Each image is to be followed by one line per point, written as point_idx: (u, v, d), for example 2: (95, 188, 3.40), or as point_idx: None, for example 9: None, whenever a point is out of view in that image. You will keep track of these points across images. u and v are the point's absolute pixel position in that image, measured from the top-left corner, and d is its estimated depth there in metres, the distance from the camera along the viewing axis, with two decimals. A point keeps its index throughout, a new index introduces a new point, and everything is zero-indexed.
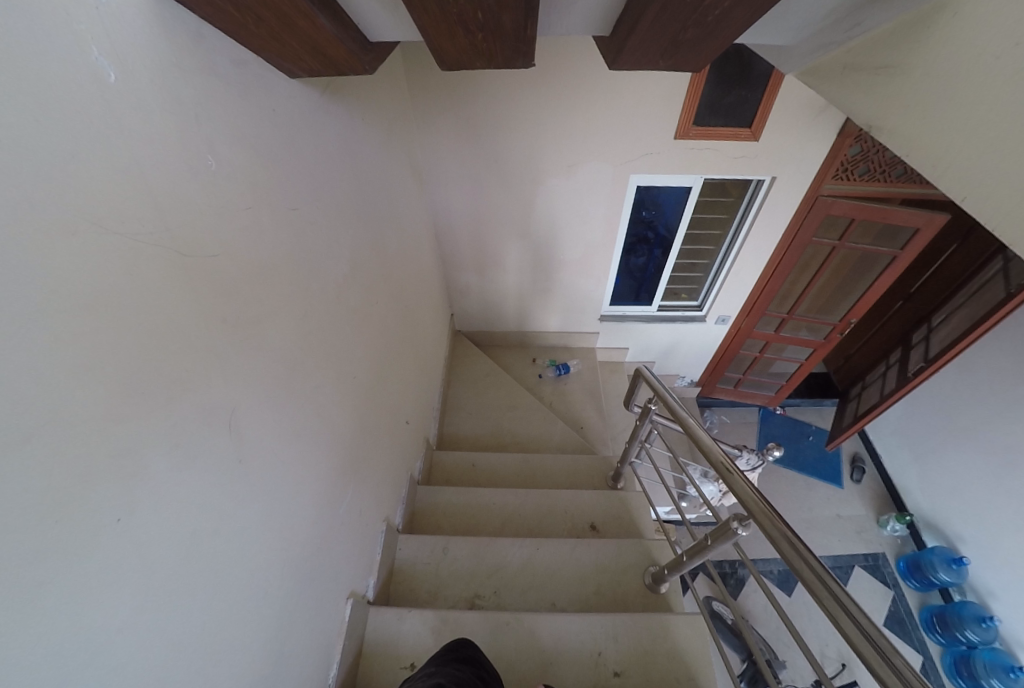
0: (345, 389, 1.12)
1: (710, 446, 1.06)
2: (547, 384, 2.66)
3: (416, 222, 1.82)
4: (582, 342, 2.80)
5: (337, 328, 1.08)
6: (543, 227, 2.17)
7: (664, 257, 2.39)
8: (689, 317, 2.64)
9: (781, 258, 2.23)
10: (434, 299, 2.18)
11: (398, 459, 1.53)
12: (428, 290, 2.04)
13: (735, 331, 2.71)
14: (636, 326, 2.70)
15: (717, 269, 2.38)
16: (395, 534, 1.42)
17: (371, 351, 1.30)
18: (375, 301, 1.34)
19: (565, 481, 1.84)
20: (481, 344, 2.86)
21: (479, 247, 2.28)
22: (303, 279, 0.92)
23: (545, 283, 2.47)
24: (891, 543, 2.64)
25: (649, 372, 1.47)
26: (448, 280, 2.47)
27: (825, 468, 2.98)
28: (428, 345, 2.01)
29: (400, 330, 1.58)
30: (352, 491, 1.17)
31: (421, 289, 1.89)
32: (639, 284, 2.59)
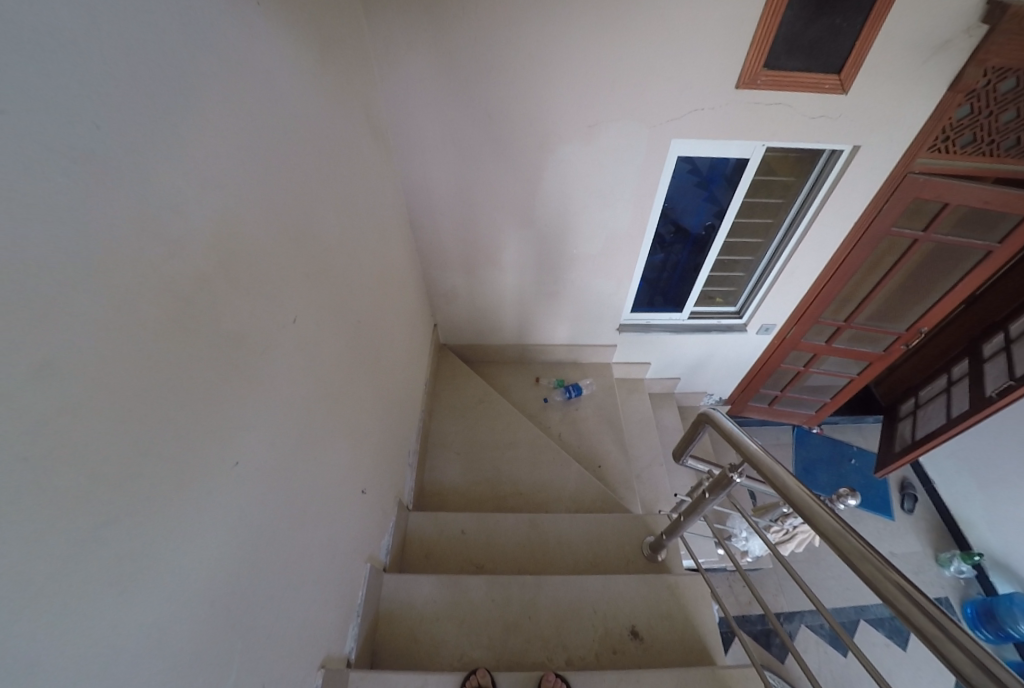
0: (261, 500, 0.63)
1: (854, 543, 0.60)
2: (555, 409, 2.17)
3: (378, 210, 1.33)
4: (594, 357, 2.34)
5: (245, 400, 0.59)
6: (554, 212, 1.70)
7: (704, 252, 1.97)
8: (727, 325, 2.27)
9: (848, 254, 1.89)
10: (409, 306, 1.69)
11: (354, 546, 0.99)
12: (400, 303, 1.55)
13: (779, 342, 2.33)
14: (663, 336, 2.27)
15: (764, 267, 2.03)
16: (345, 674, 0.86)
17: (313, 408, 0.81)
18: (321, 329, 0.87)
19: (588, 555, 1.35)
20: (470, 361, 2.38)
21: (473, 243, 1.82)
22: (163, 329, 0.43)
23: (553, 284, 2.01)
24: (954, 586, 2.27)
25: (725, 420, 0.97)
26: (428, 281, 1.98)
27: (874, 498, 2.59)
28: (401, 370, 1.53)
29: (359, 359, 1.10)
30: (275, 663, 0.67)
31: (388, 302, 1.41)
32: (670, 285, 2.14)
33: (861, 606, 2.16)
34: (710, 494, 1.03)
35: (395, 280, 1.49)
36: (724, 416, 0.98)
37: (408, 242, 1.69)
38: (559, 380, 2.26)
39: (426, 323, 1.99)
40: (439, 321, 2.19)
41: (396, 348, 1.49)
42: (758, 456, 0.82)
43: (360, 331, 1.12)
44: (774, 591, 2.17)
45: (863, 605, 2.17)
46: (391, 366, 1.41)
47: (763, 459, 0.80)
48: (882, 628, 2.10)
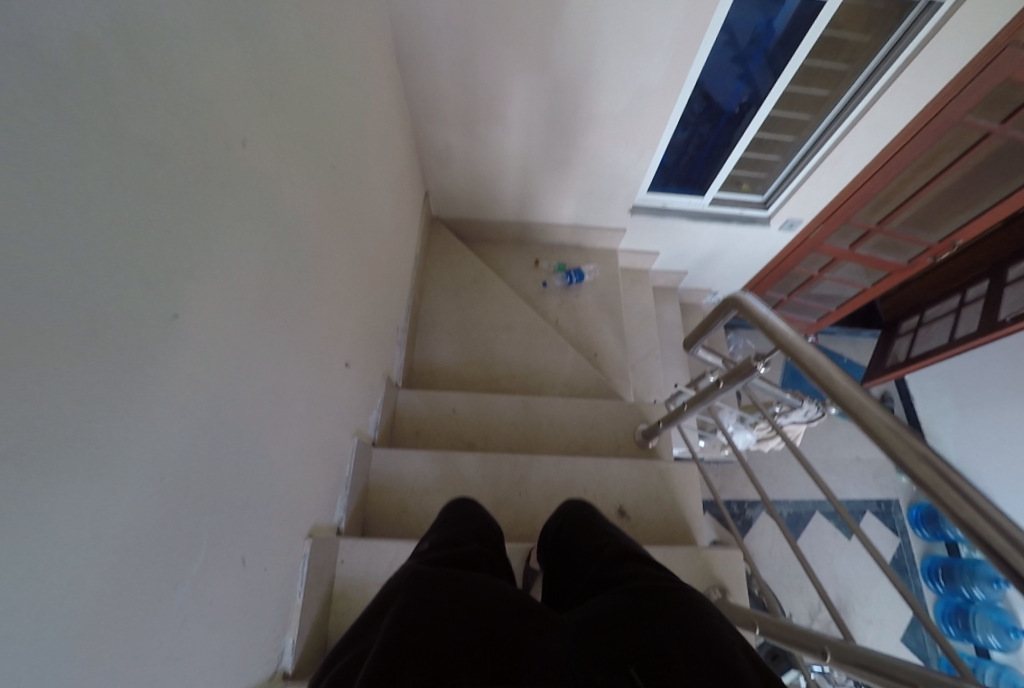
0: (226, 370, 0.52)
1: (912, 444, 0.48)
2: (553, 295, 2.03)
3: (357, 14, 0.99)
4: (600, 242, 2.13)
5: (185, 238, 0.43)
6: (578, 43, 1.34)
7: (739, 129, 1.69)
8: (748, 216, 2.05)
9: (903, 146, 1.63)
10: (397, 164, 1.41)
11: (338, 418, 0.92)
12: (385, 157, 1.28)
13: (800, 241, 2.17)
14: (677, 223, 2.03)
15: (802, 155, 1.80)
16: (337, 541, 0.85)
17: (284, 265, 0.66)
18: (287, 163, 0.66)
19: (580, 438, 1.37)
20: (464, 239, 2.14)
21: (476, 83, 1.46)
22: (5, 83, 0.25)
23: (563, 153, 1.71)
24: (907, 490, 2.45)
25: (758, 304, 0.80)
26: (418, 136, 1.64)
27: None
28: (387, 238, 1.33)
29: (338, 215, 0.91)
30: (275, 535, 0.63)
31: (372, 151, 1.15)
32: (694, 165, 1.89)
33: (818, 500, 2.41)
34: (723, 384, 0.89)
35: (379, 124, 1.20)
36: (757, 299, 0.80)
37: (394, 75, 1.34)
38: (559, 265, 2.07)
39: (417, 188, 1.72)
40: (430, 189, 1.90)
41: (383, 213, 1.28)
42: (800, 348, 0.66)
43: (338, 181, 0.90)
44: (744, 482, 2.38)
45: (820, 499, 2.41)
46: (376, 232, 1.21)
47: (807, 348, 0.66)
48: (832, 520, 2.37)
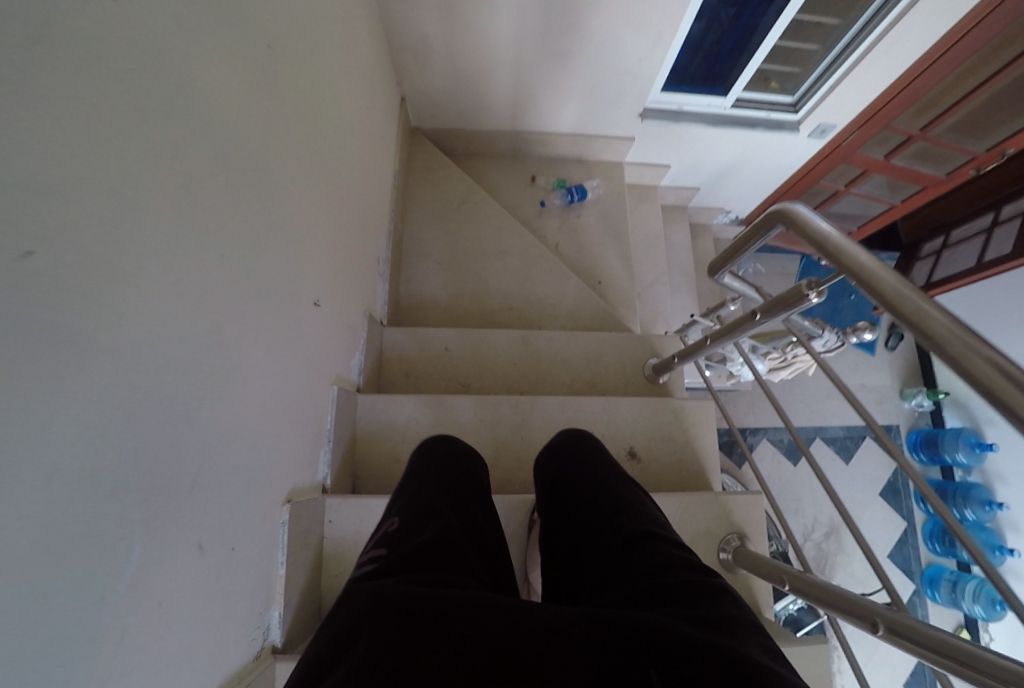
0: (156, 327, 0.40)
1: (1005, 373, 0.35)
2: (552, 215, 1.81)
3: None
4: (604, 155, 1.87)
5: (36, 135, 0.29)
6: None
7: (773, 14, 1.42)
8: (775, 120, 1.78)
9: (969, 30, 1.36)
10: (359, 51, 1.13)
11: (314, 368, 0.80)
12: (347, 44, 1.02)
13: (829, 151, 1.93)
14: (693, 130, 1.75)
15: (849, 41, 1.51)
16: (322, 502, 0.78)
17: (221, 183, 0.50)
18: (207, 30, 0.48)
19: (586, 376, 1.29)
20: (451, 154, 1.87)
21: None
22: None
23: (563, 39, 1.40)
24: (908, 416, 2.55)
25: (818, 221, 0.63)
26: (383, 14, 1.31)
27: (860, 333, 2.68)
28: (360, 153, 1.12)
29: (294, 117, 0.72)
30: (251, 520, 0.55)
31: (329, 35, 0.90)
32: (716, 57, 1.60)
33: (820, 427, 2.47)
34: (759, 317, 0.76)
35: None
36: (818, 215, 0.63)
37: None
38: (559, 180, 1.82)
39: (390, 89, 1.43)
40: (407, 93, 1.60)
41: (353, 121, 1.05)
42: (859, 263, 0.52)
43: (288, 72, 0.70)
44: (747, 410, 2.41)
45: (821, 426, 2.47)
46: (346, 147, 1.01)
47: (883, 272, 0.49)
48: (833, 445, 2.45)
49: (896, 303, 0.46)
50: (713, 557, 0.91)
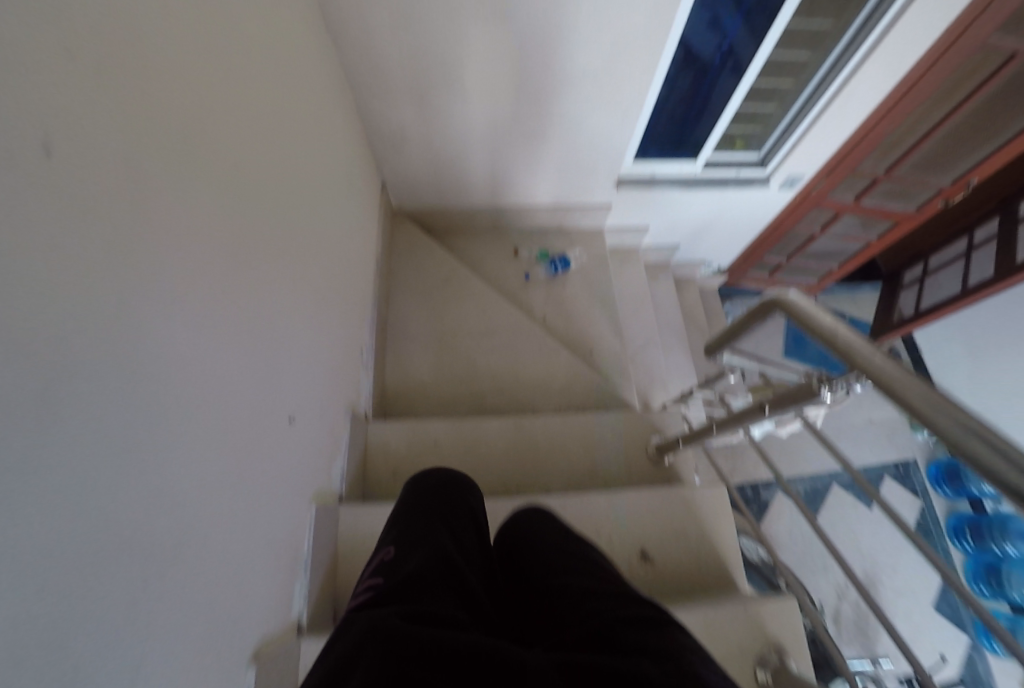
0: (77, 515, 0.31)
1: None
2: (538, 287, 1.82)
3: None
4: (583, 222, 1.92)
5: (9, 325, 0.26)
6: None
7: (734, 74, 1.47)
8: (746, 178, 1.85)
9: (920, 78, 1.45)
10: (338, 151, 1.16)
11: (285, 498, 0.71)
12: (326, 149, 1.05)
13: (801, 199, 1.99)
14: (670, 193, 1.81)
15: (807, 101, 1.60)
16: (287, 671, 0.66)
17: (199, 324, 0.47)
18: (188, 172, 0.46)
19: (588, 462, 1.21)
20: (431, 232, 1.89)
21: (434, 44, 1.22)
22: None
23: (536, 121, 1.46)
24: (924, 447, 2.40)
25: (819, 315, 0.65)
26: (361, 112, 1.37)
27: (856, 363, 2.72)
28: (341, 246, 1.13)
29: (269, 234, 0.70)
30: None
31: (309, 144, 0.93)
32: (678, 124, 1.66)
33: (834, 471, 2.31)
34: (769, 409, 0.78)
35: (317, 110, 0.98)
36: (820, 310, 0.65)
37: (327, 42, 1.09)
38: (542, 252, 1.85)
39: (369, 177, 1.46)
40: (387, 177, 1.63)
41: (332, 219, 1.06)
42: (861, 354, 0.54)
43: (267, 191, 0.70)
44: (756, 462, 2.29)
45: (836, 470, 2.32)
46: (326, 245, 1.00)
47: (908, 381, 0.46)
48: (852, 489, 2.29)
49: (929, 415, 0.43)
50: (749, 676, 0.77)
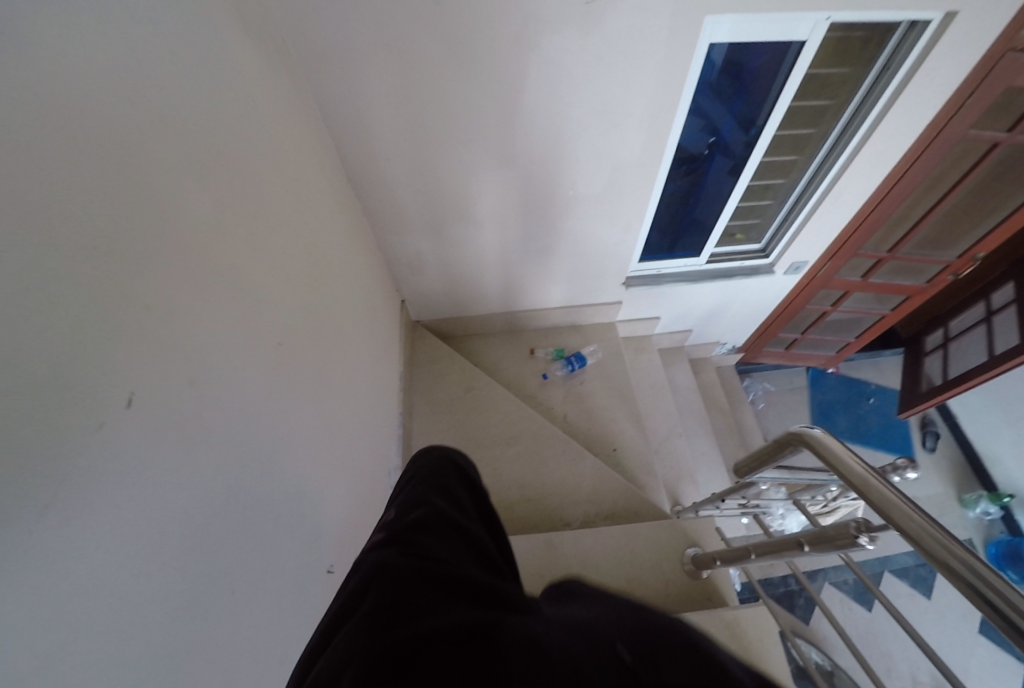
0: None
1: None
2: (557, 386, 1.90)
3: (301, 169, 0.92)
4: (593, 318, 2.03)
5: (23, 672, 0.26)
6: (549, 137, 1.28)
7: (726, 184, 1.61)
8: (751, 267, 1.95)
9: (906, 170, 1.58)
10: (365, 294, 1.30)
11: None
12: (353, 293, 1.18)
13: (808, 281, 2.05)
14: (676, 288, 1.91)
15: (800, 198, 1.71)
16: None
17: (224, 529, 0.51)
18: (223, 391, 0.54)
19: (622, 586, 1.13)
20: (451, 337, 2.03)
21: (445, 195, 1.39)
22: None
23: (542, 239, 1.60)
24: (979, 526, 2.41)
25: (844, 457, 0.65)
26: (384, 250, 1.55)
27: (895, 438, 2.71)
28: (368, 377, 1.21)
29: (301, 406, 0.78)
30: None
31: (336, 297, 1.05)
32: (678, 228, 1.78)
33: (885, 557, 2.15)
34: (807, 547, 0.76)
35: (342, 264, 1.12)
36: (845, 450, 0.65)
37: (350, 203, 1.27)
38: (557, 349, 1.96)
39: (390, 302, 1.61)
40: (406, 296, 1.79)
41: (358, 357, 1.16)
42: (890, 502, 0.57)
43: (296, 360, 0.78)
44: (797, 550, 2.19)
45: (886, 556, 2.16)
46: (353, 384, 1.08)
47: (949, 545, 0.50)
48: (906, 577, 2.10)
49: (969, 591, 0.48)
50: None
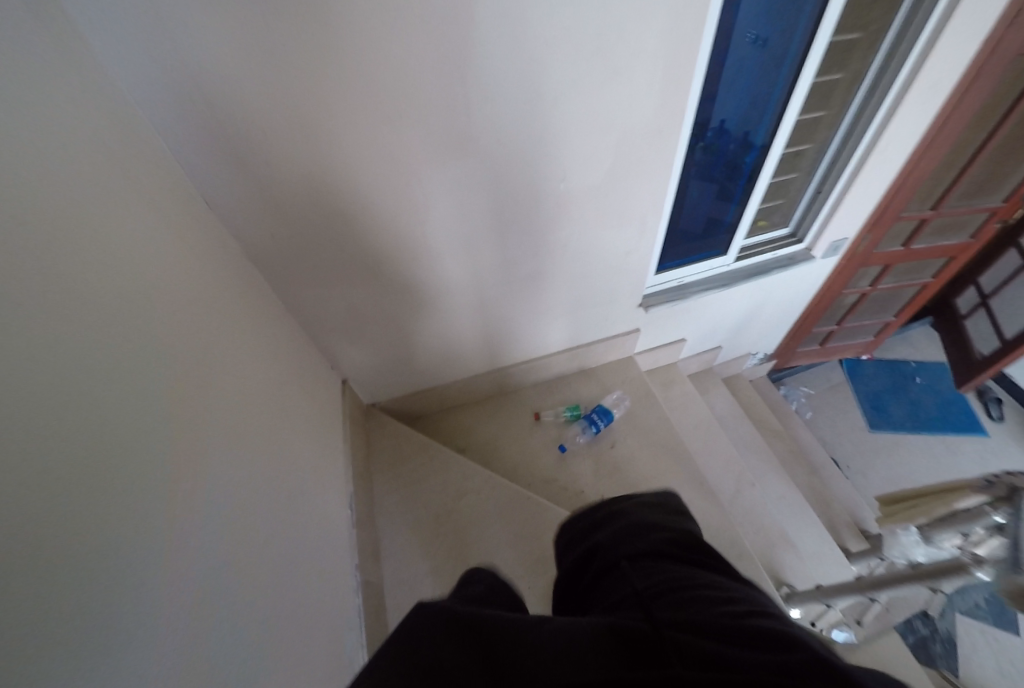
0: None
1: None
2: (582, 457, 1.40)
3: (54, 177, 0.39)
4: (608, 355, 1.57)
5: None
6: (519, 108, 0.81)
7: (746, 174, 1.23)
8: (786, 256, 1.55)
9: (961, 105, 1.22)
10: (262, 404, 0.77)
11: None
12: (228, 412, 0.63)
13: (847, 263, 1.67)
14: (703, 298, 1.47)
15: (834, 165, 1.34)
16: None
17: None
18: None
19: None
20: (426, 414, 1.51)
21: (376, 220, 0.90)
22: None
23: (530, 265, 1.13)
24: None
25: None
26: (307, 322, 1.05)
27: (957, 417, 2.29)
28: (260, 568, 0.63)
29: None
30: None
31: (185, 430, 0.51)
32: (690, 225, 1.33)
33: None
34: None
35: (198, 366, 0.58)
36: None
37: (221, 256, 0.75)
38: (572, 408, 1.46)
39: (320, 395, 1.07)
40: (348, 376, 1.25)
41: (247, 530, 0.61)
42: None
43: (65, 676, 0.27)
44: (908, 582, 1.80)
45: None
46: (228, 609, 0.51)
47: None
48: None
49: None
50: None
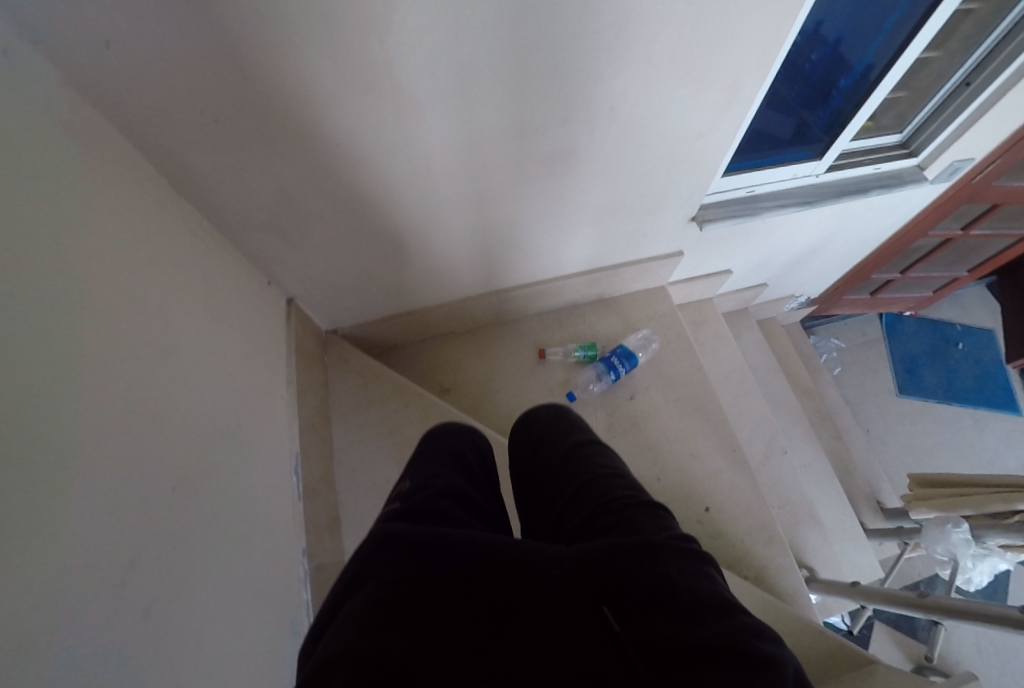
0: None
1: None
2: (593, 409, 1.16)
3: None
4: (637, 284, 1.26)
5: None
6: None
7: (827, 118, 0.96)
8: (888, 172, 1.12)
9: None
10: (134, 334, 0.48)
11: None
12: (25, 346, 0.34)
13: (951, 194, 1.27)
14: (772, 219, 1.09)
15: (1004, 43, 0.91)
16: None
17: None
18: None
19: None
20: (403, 343, 1.23)
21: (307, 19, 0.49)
22: None
23: (559, 149, 0.76)
24: None
25: None
26: (224, 216, 0.71)
27: (992, 391, 1.98)
28: (144, 579, 0.40)
29: None
30: None
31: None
32: (786, 108, 0.93)
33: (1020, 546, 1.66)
34: None
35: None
36: None
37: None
38: (587, 348, 1.19)
39: (251, 319, 0.77)
40: (294, 293, 0.93)
41: (93, 535, 0.36)
42: None
43: None
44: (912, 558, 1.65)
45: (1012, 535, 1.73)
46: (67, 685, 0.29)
47: None
48: None
49: None
50: None
